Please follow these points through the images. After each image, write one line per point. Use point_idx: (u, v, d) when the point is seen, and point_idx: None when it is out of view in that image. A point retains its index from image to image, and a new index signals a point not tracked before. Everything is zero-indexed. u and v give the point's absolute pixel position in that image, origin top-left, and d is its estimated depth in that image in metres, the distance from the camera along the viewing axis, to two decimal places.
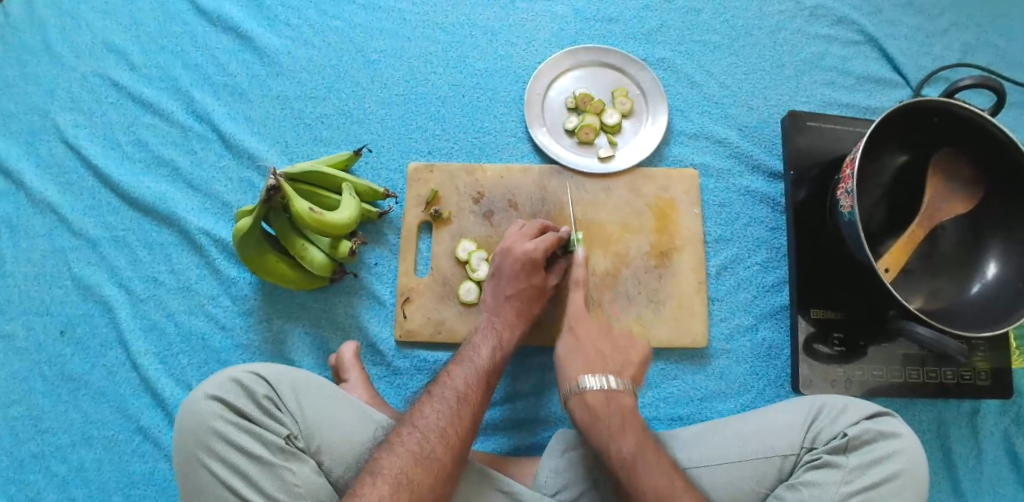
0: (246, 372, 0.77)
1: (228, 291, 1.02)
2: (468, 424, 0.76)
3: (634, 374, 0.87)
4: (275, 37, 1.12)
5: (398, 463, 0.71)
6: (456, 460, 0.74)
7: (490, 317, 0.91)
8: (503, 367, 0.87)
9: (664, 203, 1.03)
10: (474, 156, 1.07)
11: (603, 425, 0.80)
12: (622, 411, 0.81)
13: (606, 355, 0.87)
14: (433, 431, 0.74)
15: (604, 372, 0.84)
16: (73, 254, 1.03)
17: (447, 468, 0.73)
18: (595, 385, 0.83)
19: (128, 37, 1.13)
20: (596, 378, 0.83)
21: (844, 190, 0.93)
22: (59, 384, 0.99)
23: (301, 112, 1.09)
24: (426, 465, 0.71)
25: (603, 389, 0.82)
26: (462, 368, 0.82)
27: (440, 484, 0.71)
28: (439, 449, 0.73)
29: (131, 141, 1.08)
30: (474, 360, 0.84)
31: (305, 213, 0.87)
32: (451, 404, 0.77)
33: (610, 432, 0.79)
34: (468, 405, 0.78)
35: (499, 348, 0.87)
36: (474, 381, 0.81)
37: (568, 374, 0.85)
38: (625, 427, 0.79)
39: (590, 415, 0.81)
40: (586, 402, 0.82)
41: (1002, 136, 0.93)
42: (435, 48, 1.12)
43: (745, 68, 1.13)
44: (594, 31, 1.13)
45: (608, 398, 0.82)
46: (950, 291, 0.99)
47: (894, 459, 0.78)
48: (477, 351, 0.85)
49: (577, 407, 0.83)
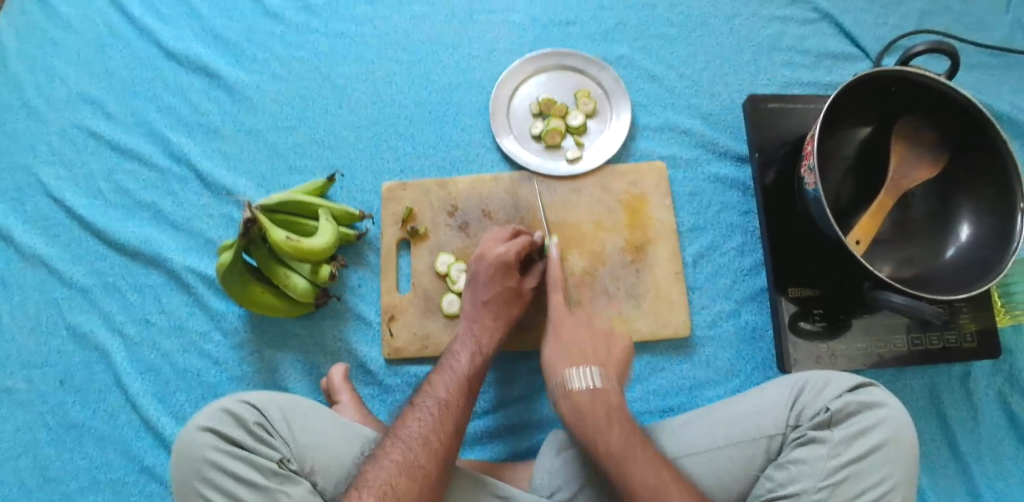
0: (236, 401, 0.79)
1: (219, 325, 1.04)
2: (451, 431, 0.79)
3: (620, 363, 0.88)
4: (243, 73, 1.15)
5: (385, 475, 0.73)
6: (442, 466, 0.76)
7: (471, 325, 0.93)
8: (485, 372, 0.89)
9: (634, 198, 1.05)
10: (446, 171, 1.09)
11: (591, 420, 0.80)
12: (609, 408, 0.81)
13: (596, 347, 0.88)
14: (416, 440, 0.77)
15: (589, 365, 0.85)
16: (66, 304, 1.06)
17: (432, 474, 0.75)
18: (580, 382, 0.84)
19: (102, 88, 1.16)
20: (581, 370, 0.85)
21: (806, 167, 0.94)
22: (64, 432, 1.01)
23: (274, 144, 1.12)
24: (411, 473, 0.74)
25: (591, 388, 0.83)
26: (444, 378, 0.85)
27: (426, 491, 0.74)
28: (423, 457, 0.75)
29: (113, 188, 1.11)
30: (455, 369, 0.86)
31: (282, 242, 0.89)
32: (433, 412, 0.80)
33: (595, 429, 0.79)
34: (449, 412, 0.80)
35: (480, 355, 0.89)
36: (454, 388, 0.83)
37: (556, 368, 0.87)
38: (605, 414, 0.80)
39: (577, 405, 0.82)
40: (572, 394, 0.83)
41: (961, 98, 0.94)
42: (399, 68, 1.15)
43: (704, 57, 1.15)
44: (552, 36, 1.15)
45: (594, 391, 0.83)
46: (926, 257, 1.00)
47: (877, 429, 0.79)
48: (458, 359, 0.88)
49: (566, 402, 0.83)
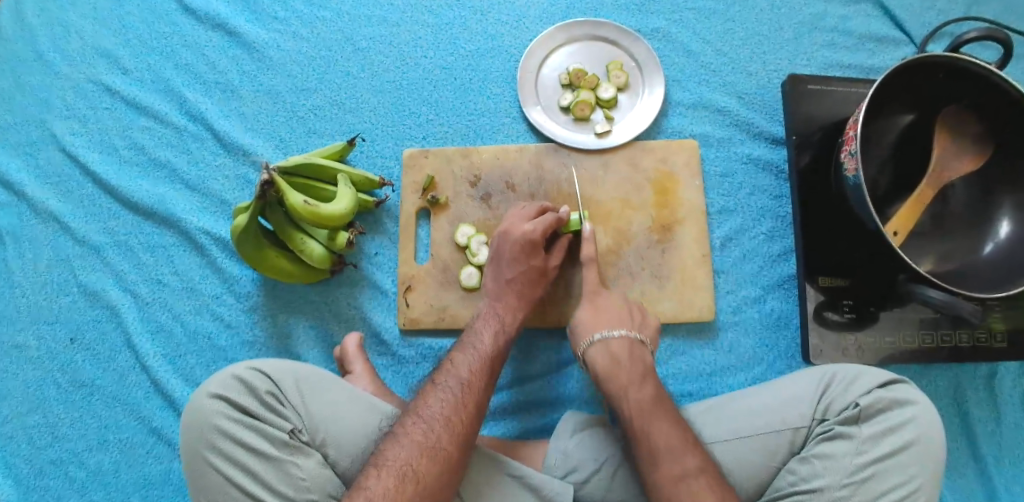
0: (249, 368, 0.77)
1: (231, 289, 1.02)
2: (473, 409, 0.77)
3: (652, 331, 0.91)
4: (263, 31, 1.10)
5: (404, 454, 0.72)
6: (464, 447, 0.74)
7: (492, 301, 0.90)
8: (507, 352, 0.87)
9: (664, 177, 1.01)
10: (469, 140, 1.05)
11: (624, 374, 0.83)
12: (644, 366, 0.85)
13: (629, 317, 0.90)
14: (438, 420, 0.75)
15: (624, 327, 0.88)
16: (77, 261, 1.03)
17: (452, 455, 0.73)
18: (615, 335, 0.87)
19: (118, 42, 1.10)
20: (605, 330, 0.88)
21: (847, 153, 0.90)
22: (72, 391, 1.00)
23: (293, 105, 1.07)
24: (432, 453, 0.72)
25: (625, 339, 0.86)
26: (465, 359, 0.82)
27: (447, 472, 0.72)
28: (443, 437, 0.74)
29: (128, 145, 1.07)
30: (478, 347, 0.84)
31: (299, 206, 0.86)
32: (455, 392, 0.78)
33: (630, 382, 0.82)
34: (472, 392, 0.78)
35: (503, 332, 0.87)
36: (476, 367, 0.81)
37: (584, 329, 0.89)
38: (635, 382, 0.82)
39: (612, 362, 0.85)
40: (609, 350, 0.86)
41: (1010, 88, 0.89)
42: (424, 31, 1.10)
43: (742, 34, 1.10)
44: (585, 4, 1.10)
45: (629, 348, 0.86)
46: (963, 252, 0.96)
47: (906, 428, 0.77)
48: (479, 337, 0.85)
49: (599, 356, 0.86)
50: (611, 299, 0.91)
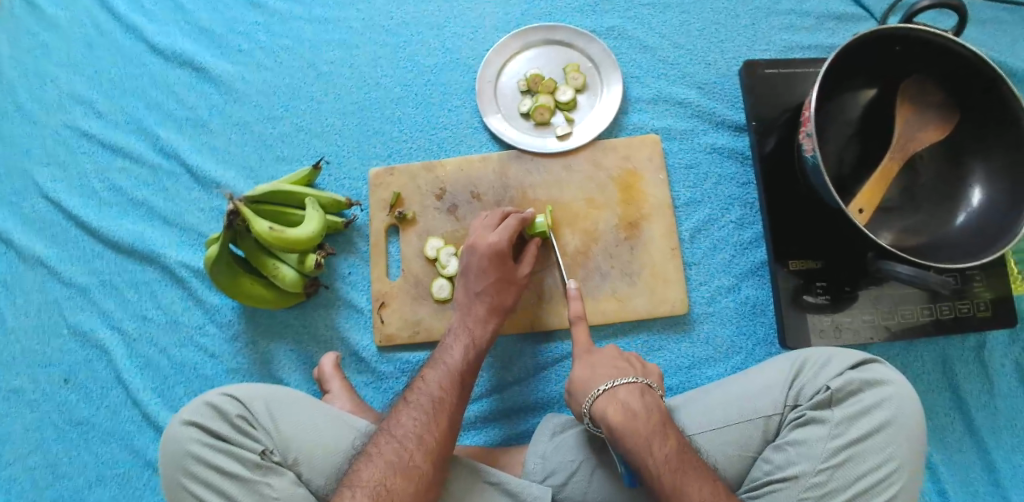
0: (221, 394, 0.79)
1: (213, 319, 1.04)
2: (444, 426, 0.77)
3: (653, 376, 0.86)
4: (229, 64, 1.12)
5: (377, 474, 0.72)
6: (438, 465, 0.75)
7: (462, 316, 0.90)
8: (479, 364, 0.87)
9: (628, 174, 1.02)
10: (433, 154, 1.07)
11: (643, 425, 0.76)
12: (659, 413, 0.78)
13: (622, 366, 0.84)
14: (411, 440, 0.75)
15: (631, 374, 0.82)
16: (66, 303, 1.06)
17: (427, 473, 0.74)
18: (626, 383, 0.80)
19: (92, 87, 1.13)
20: (608, 381, 0.81)
21: (804, 134, 0.89)
22: (69, 430, 1.02)
23: (261, 135, 1.09)
24: (407, 472, 0.73)
25: (634, 385, 0.80)
26: (434, 376, 0.82)
27: (421, 490, 0.73)
28: (416, 455, 0.74)
29: (106, 186, 1.09)
30: (448, 362, 0.84)
31: (265, 232, 0.89)
32: (427, 408, 0.78)
33: (651, 435, 0.75)
34: (444, 409, 0.79)
35: (473, 345, 0.87)
36: (447, 383, 0.81)
37: (586, 379, 0.83)
38: (658, 436, 0.75)
39: (630, 414, 0.77)
40: (621, 400, 0.79)
41: (968, 54, 0.89)
42: (383, 51, 1.11)
43: (698, 24, 1.09)
44: (540, 10, 1.11)
45: (641, 395, 0.79)
46: (935, 224, 0.95)
47: (880, 408, 0.76)
48: (450, 352, 0.85)
49: (609, 405, 0.79)
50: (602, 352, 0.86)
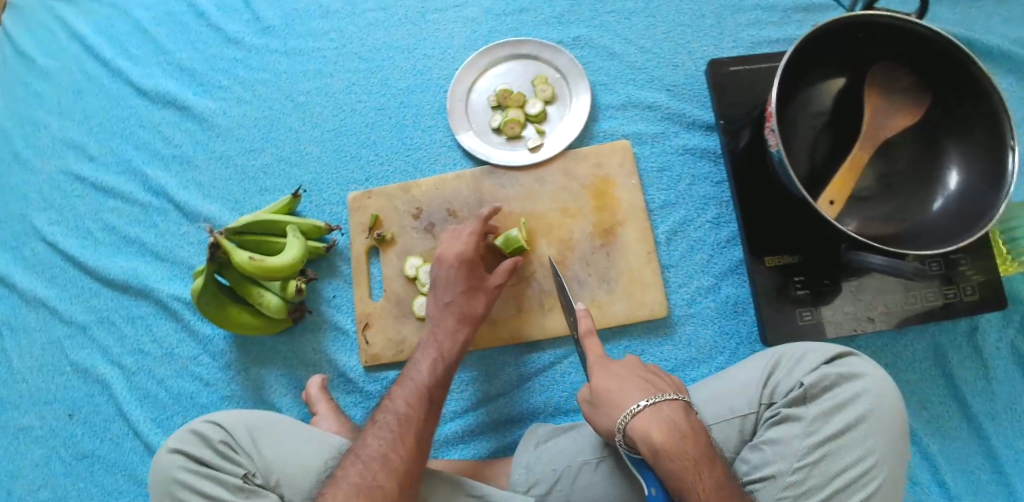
0: (204, 421, 0.81)
1: (206, 349, 1.07)
2: (410, 442, 0.79)
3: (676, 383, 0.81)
4: (210, 101, 1.16)
5: (343, 496, 0.74)
6: (403, 482, 0.76)
7: (433, 330, 0.92)
8: (449, 379, 0.88)
9: (600, 181, 1.02)
10: (409, 174, 1.09)
11: (693, 447, 0.73)
12: (700, 432, 0.75)
13: (650, 380, 0.79)
14: (375, 459, 0.77)
15: (670, 389, 0.78)
16: (68, 341, 1.10)
17: (392, 491, 0.75)
18: (670, 400, 0.76)
19: (83, 132, 1.18)
20: (648, 397, 0.76)
21: (768, 129, 0.89)
22: (75, 463, 1.06)
23: (244, 167, 1.13)
24: (370, 492, 0.74)
25: (678, 402, 0.76)
26: (403, 393, 0.84)
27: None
28: (380, 474, 0.75)
29: (100, 226, 1.13)
30: (416, 379, 0.86)
31: (245, 262, 0.91)
32: (393, 427, 0.80)
33: (699, 458, 0.73)
34: (410, 425, 0.80)
35: (442, 359, 0.88)
36: (414, 400, 0.83)
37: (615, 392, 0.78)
38: (703, 460, 0.73)
39: (680, 437, 0.73)
40: (669, 418, 0.74)
41: (928, 33, 0.87)
42: (357, 78, 1.14)
43: (664, 27, 1.10)
44: (506, 25, 1.12)
45: (686, 413, 0.76)
46: (914, 210, 0.93)
47: (858, 402, 0.74)
48: (418, 369, 0.87)
49: (656, 426, 0.74)
50: (623, 364, 0.81)
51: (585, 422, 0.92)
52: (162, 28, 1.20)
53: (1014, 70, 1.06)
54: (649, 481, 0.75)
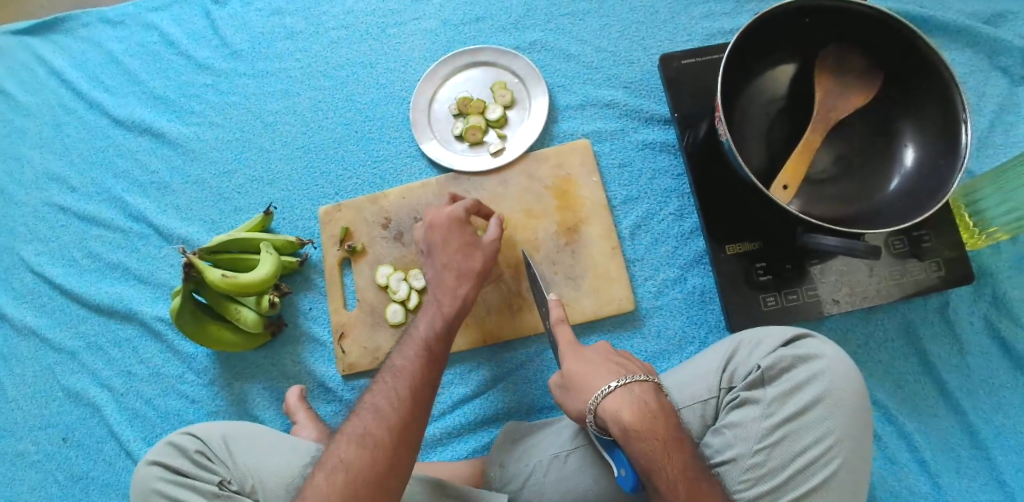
0: (183, 434, 0.85)
1: (191, 367, 1.10)
2: (404, 396, 0.79)
3: (647, 367, 0.83)
4: (184, 126, 1.20)
5: (340, 448, 0.75)
6: (395, 432, 0.76)
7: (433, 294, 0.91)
8: (450, 336, 0.88)
9: (561, 180, 1.04)
10: (377, 186, 1.11)
11: (663, 427, 0.74)
12: (670, 413, 0.76)
13: (622, 364, 0.81)
14: (372, 409, 0.78)
15: (641, 373, 0.79)
16: (59, 367, 1.13)
17: (384, 440, 0.75)
18: (638, 381, 0.77)
19: (65, 165, 1.22)
20: (619, 378, 0.78)
21: (717, 119, 0.90)
22: (71, 485, 1.09)
23: (219, 189, 1.16)
24: (360, 440, 0.75)
25: (648, 384, 0.78)
26: (406, 352, 0.84)
27: (379, 456, 0.74)
28: (372, 424, 0.77)
29: (85, 254, 1.17)
30: (420, 338, 0.86)
31: (218, 280, 0.93)
32: (389, 382, 0.81)
33: (669, 440, 0.73)
34: (406, 380, 0.81)
35: (443, 313, 0.89)
36: (412, 354, 0.83)
37: (584, 378, 0.80)
38: (672, 441, 0.73)
39: (649, 416, 0.74)
40: (639, 399, 0.76)
41: (870, 12, 0.88)
42: (323, 95, 1.17)
43: (618, 26, 1.11)
44: (464, 35, 1.15)
45: (656, 394, 0.77)
46: (870, 191, 0.93)
47: (816, 382, 0.76)
48: (417, 327, 0.88)
49: (626, 407, 0.75)
50: (596, 350, 0.83)
51: (558, 420, 0.94)
52: (135, 59, 1.24)
53: (972, 43, 1.05)
54: (620, 460, 0.77)
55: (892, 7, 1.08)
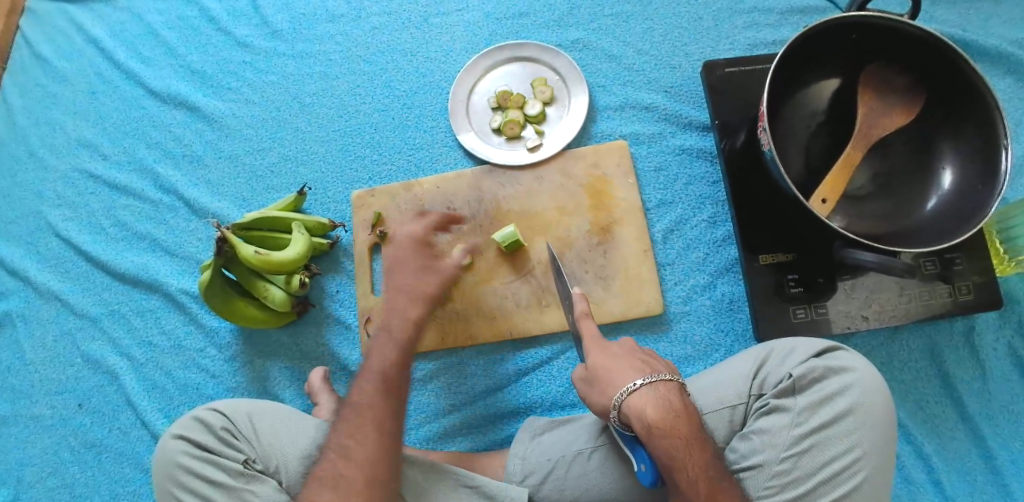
0: (208, 409, 0.84)
1: (212, 342, 1.10)
2: (372, 434, 0.78)
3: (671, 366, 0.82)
4: (220, 102, 1.20)
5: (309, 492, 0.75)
6: (367, 470, 0.76)
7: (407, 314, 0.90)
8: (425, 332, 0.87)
9: (597, 180, 1.04)
10: (411, 174, 1.11)
11: (686, 427, 0.74)
12: (694, 415, 0.77)
13: (647, 361, 0.81)
14: (359, 425, 0.78)
15: (665, 371, 0.79)
16: (79, 333, 1.13)
17: (358, 482, 0.75)
18: (662, 380, 0.77)
19: (98, 132, 1.22)
20: (644, 376, 0.78)
21: (761, 129, 0.91)
22: (84, 452, 1.09)
23: (252, 166, 1.16)
24: (333, 482, 0.75)
25: (672, 384, 0.78)
26: (364, 381, 0.82)
27: (354, 496, 0.74)
28: (343, 467, 0.76)
29: (112, 222, 1.17)
30: (378, 369, 0.82)
31: (251, 257, 0.92)
32: (369, 396, 0.80)
33: (690, 440, 0.74)
34: (375, 415, 0.79)
35: (398, 343, 0.84)
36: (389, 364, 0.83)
37: (615, 374, 0.79)
38: (694, 441, 0.74)
39: (673, 415, 0.75)
40: (662, 397, 0.76)
41: (916, 32, 0.87)
42: (361, 79, 1.17)
43: (662, 30, 1.12)
44: (507, 29, 1.15)
45: (680, 394, 0.77)
46: (905, 210, 0.93)
47: (846, 394, 0.76)
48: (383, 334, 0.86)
49: (649, 405, 0.75)
50: (620, 346, 0.83)
51: (579, 416, 0.93)
52: (174, 32, 1.24)
53: (1011, 70, 1.06)
54: (641, 456, 0.78)
55: (935, 29, 1.09)
